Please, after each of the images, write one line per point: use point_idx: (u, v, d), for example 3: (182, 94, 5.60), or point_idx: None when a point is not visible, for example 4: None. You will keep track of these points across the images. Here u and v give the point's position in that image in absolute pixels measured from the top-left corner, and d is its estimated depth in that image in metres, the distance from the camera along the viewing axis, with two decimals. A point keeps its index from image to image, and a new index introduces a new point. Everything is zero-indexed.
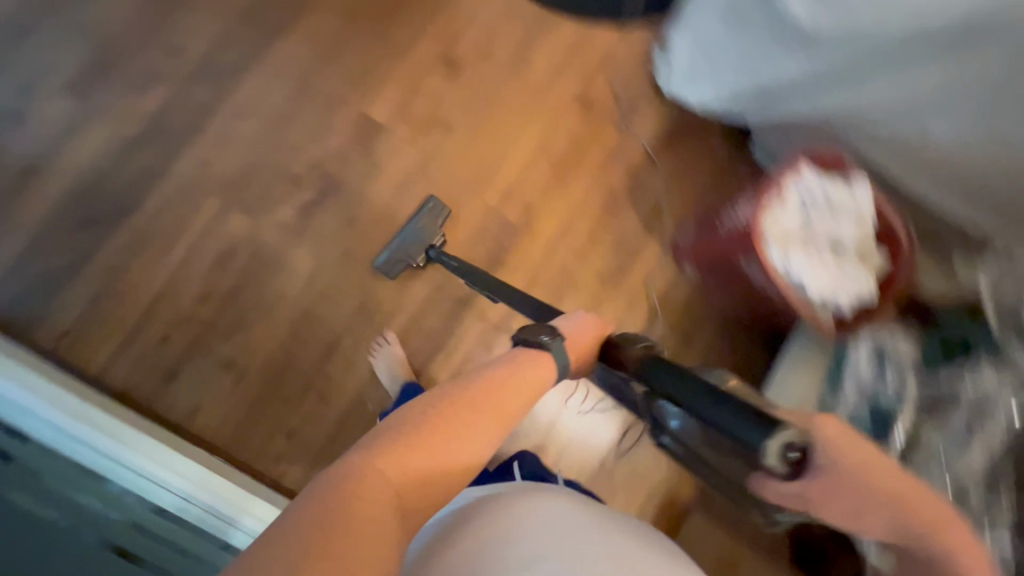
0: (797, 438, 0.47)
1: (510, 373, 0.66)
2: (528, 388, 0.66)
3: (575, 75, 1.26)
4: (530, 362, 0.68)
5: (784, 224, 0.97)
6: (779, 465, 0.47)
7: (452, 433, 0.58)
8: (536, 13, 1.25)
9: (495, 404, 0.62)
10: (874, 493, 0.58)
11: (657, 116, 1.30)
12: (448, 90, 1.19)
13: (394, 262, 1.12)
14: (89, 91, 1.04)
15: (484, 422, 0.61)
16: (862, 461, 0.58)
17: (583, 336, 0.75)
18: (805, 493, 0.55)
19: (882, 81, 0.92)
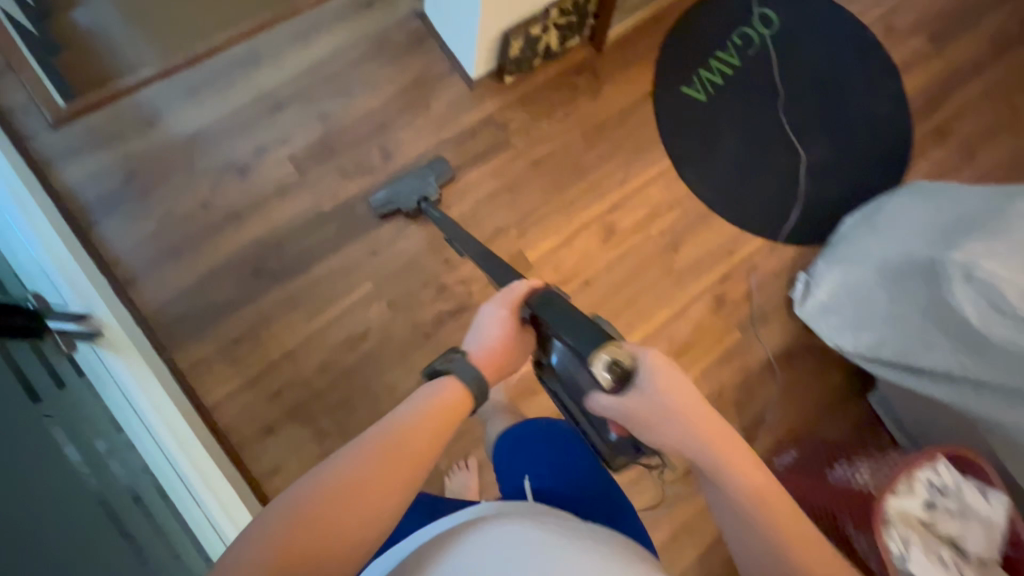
0: (622, 358, 0.61)
1: (422, 420, 0.58)
2: (436, 424, 0.59)
3: (717, 271, 1.32)
4: (440, 412, 0.60)
5: (908, 507, 0.93)
6: (608, 376, 0.61)
7: (343, 517, 0.51)
8: (699, 208, 1.34)
9: (397, 468, 0.54)
10: (702, 435, 0.59)
11: (784, 332, 1.32)
12: (599, 251, 1.28)
13: (388, 204, 1.18)
14: (306, 165, 1.19)
15: (386, 485, 0.53)
16: (689, 397, 0.59)
17: (500, 337, 0.68)
18: (631, 413, 0.60)
19: None
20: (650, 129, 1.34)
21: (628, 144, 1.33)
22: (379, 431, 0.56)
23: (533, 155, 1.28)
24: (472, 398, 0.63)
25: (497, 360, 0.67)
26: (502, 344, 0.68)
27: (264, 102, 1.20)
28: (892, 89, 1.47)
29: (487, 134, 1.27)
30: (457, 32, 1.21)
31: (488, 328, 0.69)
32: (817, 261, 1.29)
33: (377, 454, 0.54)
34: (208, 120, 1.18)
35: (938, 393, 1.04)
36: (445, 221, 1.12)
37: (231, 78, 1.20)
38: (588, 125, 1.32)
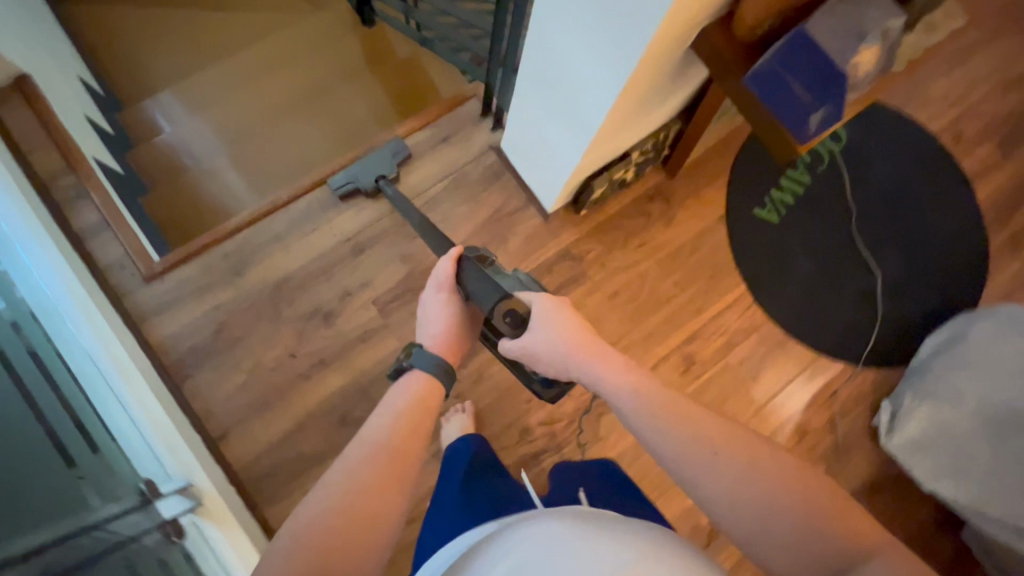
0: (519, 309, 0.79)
1: (402, 422, 0.69)
2: (416, 421, 0.70)
3: (798, 398, 1.30)
4: (420, 397, 0.76)
5: None
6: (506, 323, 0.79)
7: (358, 515, 0.56)
8: (775, 333, 1.32)
9: (395, 460, 0.63)
10: (585, 354, 0.72)
11: (871, 465, 1.28)
12: (679, 383, 1.27)
13: (347, 185, 1.22)
14: (389, 309, 1.20)
15: (387, 478, 0.60)
16: (563, 323, 0.75)
17: (444, 319, 0.87)
18: (525, 351, 0.78)
19: None
20: (724, 254, 1.34)
21: (703, 271, 1.32)
22: (366, 439, 0.66)
23: (610, 287, 1.29)
24: (444, 382, 0.82)
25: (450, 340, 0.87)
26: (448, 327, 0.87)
27: (347, 244, 1.22)
28: (966, 201, 1.45)
29: (564, 267, 1.29)
30: (537, 170, 1.21)
31: (436, 312, 0.88)
32: (901, 390, 1.23)
33: (374, 455, 0.63)
34: (295, 266, 1.20)
35: None
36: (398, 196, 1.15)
37: (315, 222, 1.22)
38: (662, 253, 1.32)
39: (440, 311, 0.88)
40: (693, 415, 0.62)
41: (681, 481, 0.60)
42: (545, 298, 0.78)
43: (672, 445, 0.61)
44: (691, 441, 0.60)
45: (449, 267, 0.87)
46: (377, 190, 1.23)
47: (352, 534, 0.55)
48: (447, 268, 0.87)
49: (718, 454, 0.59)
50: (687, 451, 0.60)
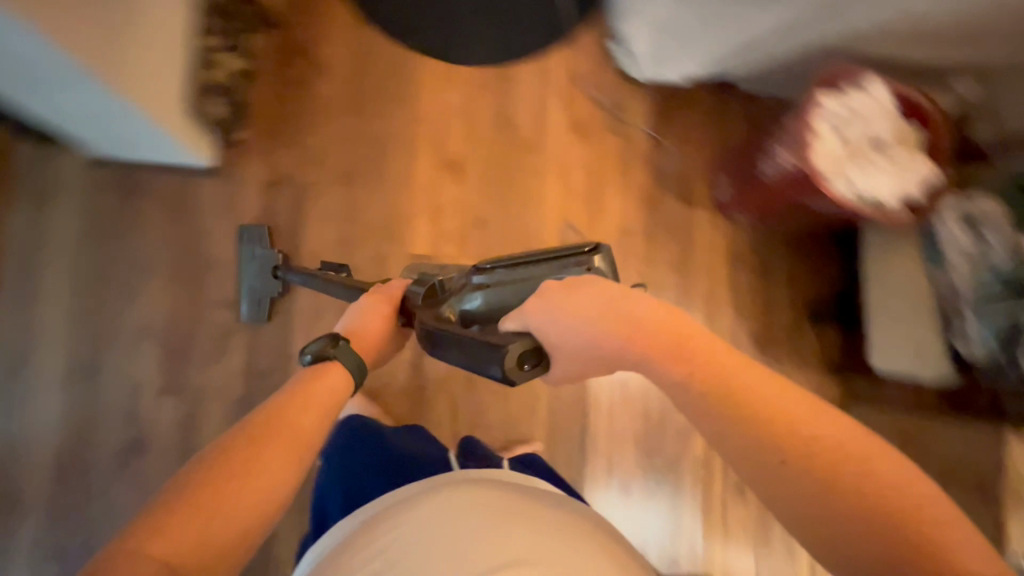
0: (524, 346, 0.52)
1: (282, 413, 0.58)
2: (317, 406, 0.60)
3: (556, 108, 1.29)
4: (327, 378, 0.64)
5: (828, 153, 1.03)
6: (515, 370, 0.52)
7: (194, 531, 0.47)
8: (492, 75, 1.26)
9: (258, 464, 0.53)
10: (607, 338, 0.63)
11: (643, 101, 1.32)
12: (462, 189, 1.22)
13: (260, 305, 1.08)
14: (178, 383, 1.06)
15: (249, 487, 0.51)
16: (579, 320, 0.61)
17: (377, 313, 0.76)
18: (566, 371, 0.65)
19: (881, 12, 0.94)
20: (393, 53, 1.21)
21: (394, 86, 1.21)
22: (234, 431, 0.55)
23: (333, 173, 1.16)
24: (352, 367, 0.67)
25: (369, 334, 0.74)
26: (371, 331, 0.75)
27: (79, 377, 1.03)
28: None
29: (283, 199, 1.13)
30: (148, 149, 1.00)
31: (364, 312, 0.76)
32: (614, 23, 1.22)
33: (230, 453, 0.53)
34: (56, 443, 1.01)
35: (782, 49, 1.08)
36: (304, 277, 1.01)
37: (25, 391, 1.01)
38: (343, 102, 1.17)
39: (374, 315, 0.76)
40: (766, 410, 0.55)
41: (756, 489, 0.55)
42: (534, 309, 0.61)
43: (732, 437, 0.56)
44: (754, 428, 0.55)
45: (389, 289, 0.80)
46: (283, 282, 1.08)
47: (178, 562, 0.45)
48: (390, 286, 0.81)
49: (785, 442, 0.53)
50: (749, 448, 0.54)
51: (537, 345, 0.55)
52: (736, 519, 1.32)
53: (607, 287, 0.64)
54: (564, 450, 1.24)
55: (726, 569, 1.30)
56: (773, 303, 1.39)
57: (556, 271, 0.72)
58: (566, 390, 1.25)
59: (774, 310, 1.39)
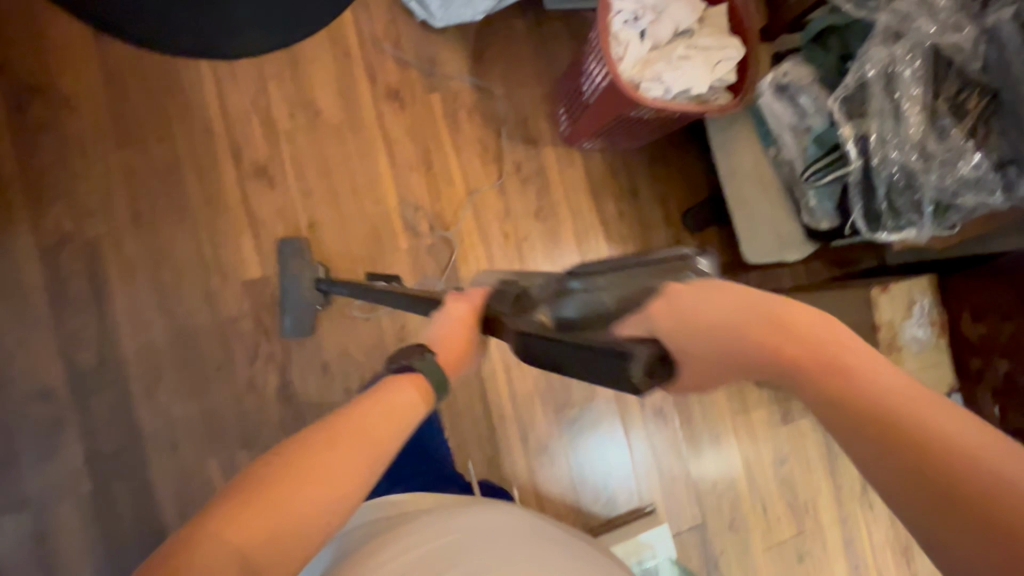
0: (655, 357, 0.40)
1: (368, 412, 0.51)
2: (389, 417, 0.52)
3: (362, 79, 1.16)
4: (399, 393, 0.55)
5: (633, 56, 0.97)
6: (643, 381, 0.40)
7: (265, 523, 0.41)
8: (277, 58, 1.12)
9: (338, 461, 0.46)
10: (732, 347, 0.47)
11: (456, 48, 1.22)
12: (282, 193, 1.10)
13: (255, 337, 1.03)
14: (14, 492, 0.94)
15: (323, 486, 0.44)
16: (706, 326, 0.46)
17: (455, 317, 0.67)
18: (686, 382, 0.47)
19: None
20: (152, 65, 1.05)
21: (165, 101, 1.06)
22: (323, 421, 0.49)
23: (125, 216, 1.02)
24: (431, 383, 0.59)
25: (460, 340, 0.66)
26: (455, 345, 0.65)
27: None
28: None
29: (75, 261, 1.00)
30: None
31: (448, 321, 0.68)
32: None
33: (309, 439, 0.47)
34: None
35: None
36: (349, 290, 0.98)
37: None
38: (111, 133, 1.03)
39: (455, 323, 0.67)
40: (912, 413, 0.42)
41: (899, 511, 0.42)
42: (660, 310, 0.46)
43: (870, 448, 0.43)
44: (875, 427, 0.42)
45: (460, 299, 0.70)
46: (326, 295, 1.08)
47: (241, 555, 0.40)
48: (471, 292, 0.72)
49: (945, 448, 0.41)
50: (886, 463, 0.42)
51: (661, 349, 0.42)
52: (664, 439, 1.32)
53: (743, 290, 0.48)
54: (473, 429, 1.20)
55: (666, 490, 1.31)
56: (651, 215, 1.33)
57: (668, 271, 0.55)
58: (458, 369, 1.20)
59: (653, 226, 1.33)
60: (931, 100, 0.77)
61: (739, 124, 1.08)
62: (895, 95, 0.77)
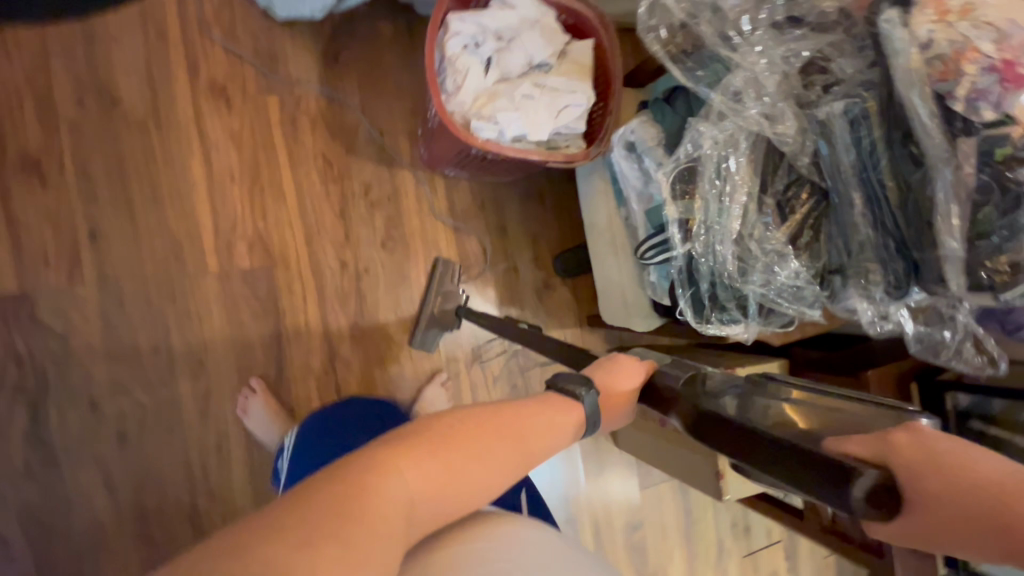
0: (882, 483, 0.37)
1: (534, 414, 0.54)
2: (550, 422, 0.55)
3: (180, 70, 0.99)
4: (557, 401, 0.58)
5: (471, 88, 0.84)
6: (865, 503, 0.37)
7: (433, 479, 0.44)
8: (67, 33, 0.93)
9: (488, 451, 0.48)
10: (980, 522, 0.41)
11: (302, 46, 1.06)
12: (55, 196, 0.92)
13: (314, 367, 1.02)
14: None
15: (483, 469, 0.47)
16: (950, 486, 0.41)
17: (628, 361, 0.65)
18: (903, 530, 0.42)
19: None
20: None
21: None
22: (476, 407, 0.51)
23: None
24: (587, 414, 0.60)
25: (620, 393, 0.62)
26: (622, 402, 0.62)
27: None
28: None
29: None
30: None
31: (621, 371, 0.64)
32: None
33: (478, 421, 0.50)
34: None
35: None
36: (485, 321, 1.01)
37: None
38: None
39: (626, 371, 0.63)
40: None
41: None
42: (905, 445, 0.41)
43: None
44: None
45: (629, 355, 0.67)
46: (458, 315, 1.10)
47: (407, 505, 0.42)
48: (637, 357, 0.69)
49: None
50: None
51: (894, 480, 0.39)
52: None
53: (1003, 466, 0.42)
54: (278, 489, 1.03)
55: None
56: (520, 256, 1.21)
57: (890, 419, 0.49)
58: None
59: (519, 269, 1.21)
60: (758, 190, 0.68)
61: (598, 176, 0.96)
62: (722, 181, 0.69)
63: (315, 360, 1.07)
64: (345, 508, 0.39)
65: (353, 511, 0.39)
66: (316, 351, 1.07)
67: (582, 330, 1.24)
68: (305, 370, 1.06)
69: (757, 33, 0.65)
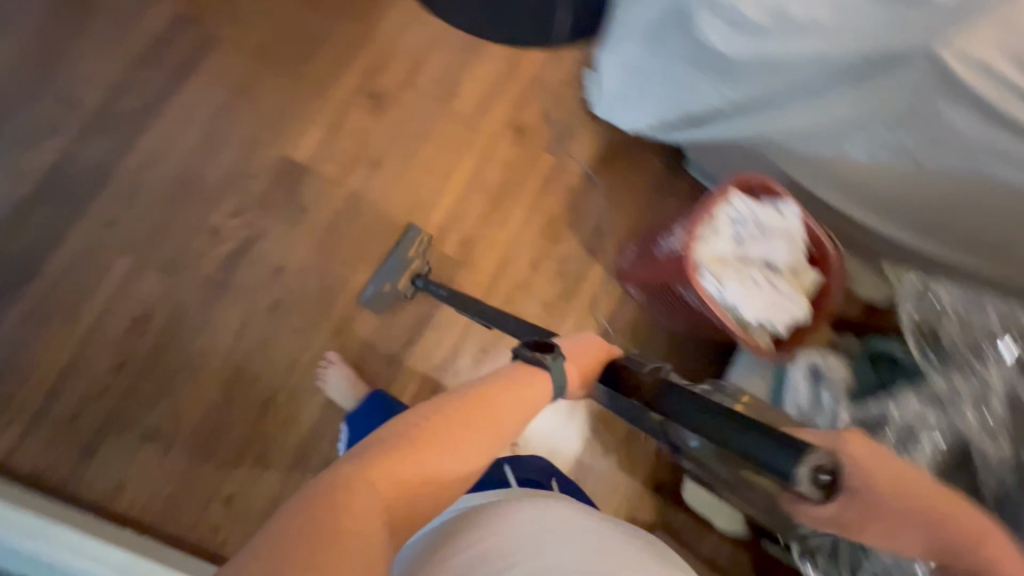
0: (826, 460, 0.44)
1: (503, 397, 0.61)
2: (513, 400, 0.61)
3: (507, 102, 1.24)
4: (521, 380, 0.64)
5: (717, 249, 0.97)
6: (814, 490, 0.44)
7: (414, 475, 0.53)
8: (462, 40, 1.21)
9: (460, 436, 0.56)
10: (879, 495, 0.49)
11: (592, 138, 1.29)
12: (373, 123, 1.15)
13: (385, 297, 1.12)
14: None
15: (454, 447, 0.55)
16: (890, 479, 0.49)
17: (591, 348, 0.73)
18: (839, 514, 0.47)
19: (806, 108, 0.89)
20: None
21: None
22: (445, 396, 0.59)
23: (252, 43, 1.09)
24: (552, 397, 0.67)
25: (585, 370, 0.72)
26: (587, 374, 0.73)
27: None
28: None
29: (187, 39, 1.06)
30: None
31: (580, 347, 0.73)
32: (596, 53, 1.22)
33: (447, 408, 0.57)
34: None
35: (718, 137, 1.04)
36: (450, 295, 1.06)
37: None
38: None
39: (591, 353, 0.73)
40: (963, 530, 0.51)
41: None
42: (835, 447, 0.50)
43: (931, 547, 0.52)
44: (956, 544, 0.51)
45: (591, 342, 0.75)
46: (416, 290, 1.13)
47: (388, 504, 0.51)
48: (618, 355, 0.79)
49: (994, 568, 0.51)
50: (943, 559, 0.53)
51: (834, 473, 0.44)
52: None
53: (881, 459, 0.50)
54: (334, 431, 1.08)
55: None
56: None
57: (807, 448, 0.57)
58: (373, 367, 1.12)
59: None
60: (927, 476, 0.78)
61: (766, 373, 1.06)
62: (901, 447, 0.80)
63: (435, 353, 1.15)
64: (327, 523, 0.46)
65: (327, 536, 0.45)
66: (444, 346, 1.15)
67: (643, 491, 1.23)
68: (425, 355, 1.14)
69: (1007, 364, 0.76)
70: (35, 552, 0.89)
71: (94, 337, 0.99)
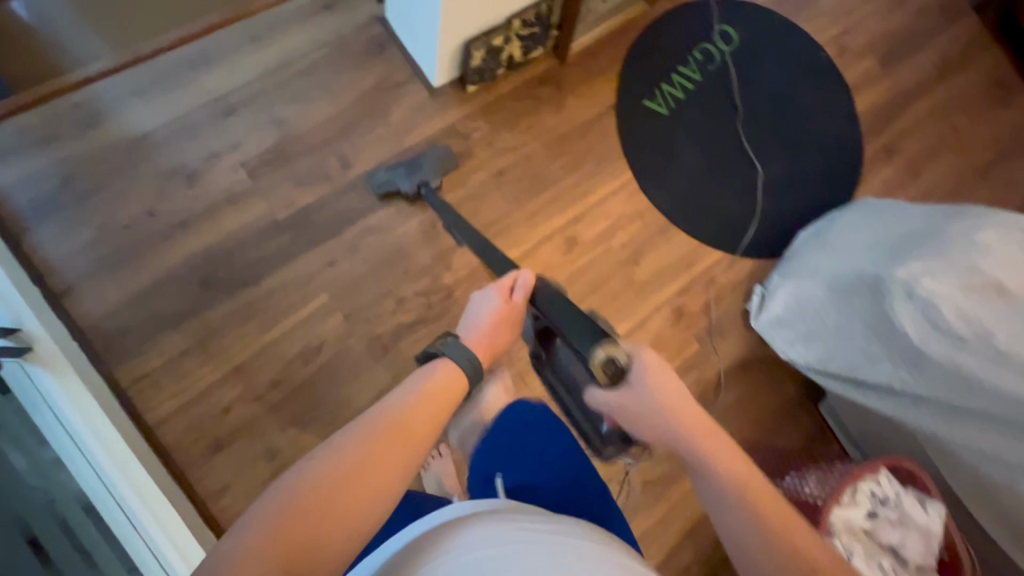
0: (621, 358, 0.70)
1: (412, 418, 0.61)
2: (429, 408, 0.63)
3: (677, 284, 1.34)
4: (432, 397, 0.65)
5: (853, 518, 0.96)
6: (604, 372, 0.70)
7: (313, 535, 0.50)
8: (660, 220, 1.35)
9: (364, 470, 0.55)
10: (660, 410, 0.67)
11: (740, 342, 1.35)
12: (561, 261, 1.28)
13: (387, 186, 1.18)
14: (260, 174, 1.15)
15: (362, 482, 0.54)
16: (674, 395, 0.67)
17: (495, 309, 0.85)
18: (623, 403, 0.70)
19: (985, 431, 0.94)
20: (612, 142, 1.35)
21: (591, 158, 1.33)
22: (349, 433, 0.58)
23: (496, 166, 1.28)
24: (466, 377, 0.72)
25: (496, 320, 0.84)
26: (514, 308, 0.85)
27: (215, 106, 1.16)
28: (847, 108, 1.53)
29: (450, 146, 1.26)
30: (424, 40, 1.18)
31: (485, 305, 0.86)
32: (771, 274, 1.33)
33: (353, 449, 0.56)
34: (157, 122, 1.13)
35: (877, 406, 1.10)
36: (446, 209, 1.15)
37: (179, 81, 1.16)
38: (550, 137, 1.32)
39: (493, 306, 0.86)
40: (734, 463, 0.63)
41: (732, 546, 0.62)
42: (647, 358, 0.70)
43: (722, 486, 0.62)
44: (740, 493, 0.61)
45: (516, 275, 0.89)
46: (417, 195, 1.19)
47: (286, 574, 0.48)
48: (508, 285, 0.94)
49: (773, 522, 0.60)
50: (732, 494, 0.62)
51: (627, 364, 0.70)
52: None
53: (669, 372, 0.69)
54: None
55: None
56: None
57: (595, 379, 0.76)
58: None
59: None
60: None
61: None
62: None
63: None
64: None
65: None
66: None
67: None
68: None
69: None
70: (134, 517, 0.93)
71: (269, 349, 1.11)
